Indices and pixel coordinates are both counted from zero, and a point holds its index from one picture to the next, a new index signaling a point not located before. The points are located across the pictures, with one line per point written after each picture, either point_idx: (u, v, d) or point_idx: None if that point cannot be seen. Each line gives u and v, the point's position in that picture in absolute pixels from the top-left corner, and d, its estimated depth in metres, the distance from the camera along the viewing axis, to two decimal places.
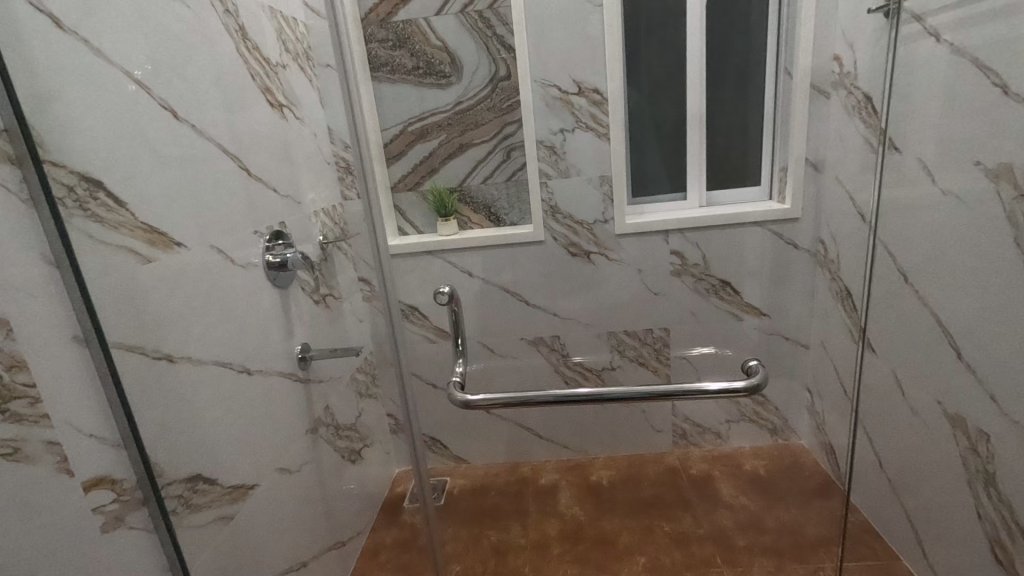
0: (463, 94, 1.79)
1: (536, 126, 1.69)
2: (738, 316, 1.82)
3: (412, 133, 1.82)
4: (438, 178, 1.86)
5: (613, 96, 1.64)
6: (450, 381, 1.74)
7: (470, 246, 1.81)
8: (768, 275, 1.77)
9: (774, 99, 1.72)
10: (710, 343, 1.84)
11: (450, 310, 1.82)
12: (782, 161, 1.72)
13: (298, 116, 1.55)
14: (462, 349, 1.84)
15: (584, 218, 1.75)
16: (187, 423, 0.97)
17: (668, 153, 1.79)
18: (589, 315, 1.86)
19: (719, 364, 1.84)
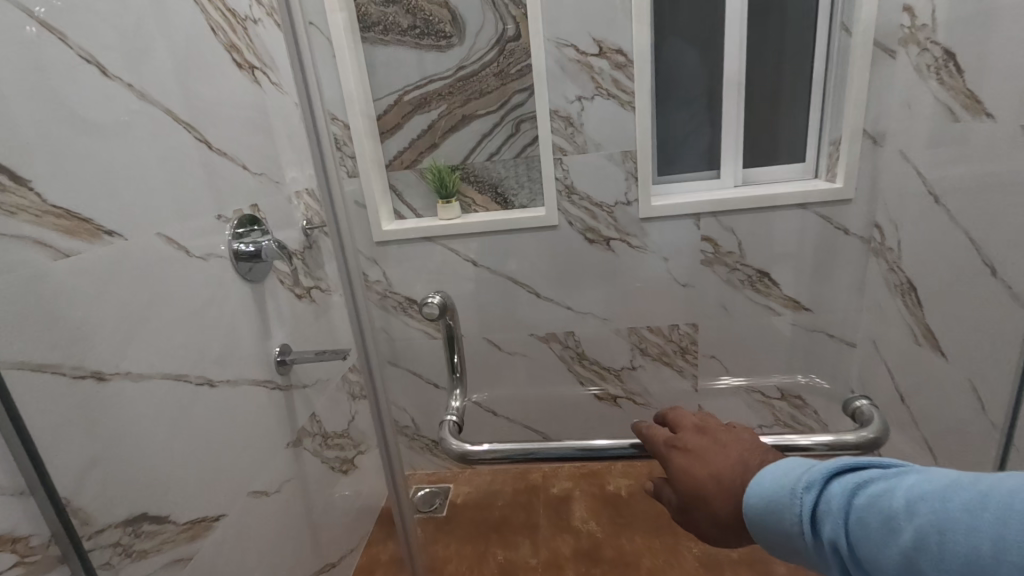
0: (466, 58, 1.56)
1: (551, 94, 1.47)
2: (776, 311, 1.62)
3: (409, 103, 1.61)
4: (438, 155, 1.66)
5: (640, 58, 1.41)
6: (444, 427, 1.49)
7: (475, 231, 1.61)
8: (812, 266, 1.56)
9: (827, 61, 1.48)
10: (740, 340, 1.66)
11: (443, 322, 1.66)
12: (834, 134, 1.49)
13: (277, 81, 1.34)
14: (458, 376, 1.68)
15: (604, 199, 1.54)
16: (126, 456, 0.79)
17: (700, 125, 1.57)
18: (607, 309, 1.66)
19: (748, 365, 1.68)
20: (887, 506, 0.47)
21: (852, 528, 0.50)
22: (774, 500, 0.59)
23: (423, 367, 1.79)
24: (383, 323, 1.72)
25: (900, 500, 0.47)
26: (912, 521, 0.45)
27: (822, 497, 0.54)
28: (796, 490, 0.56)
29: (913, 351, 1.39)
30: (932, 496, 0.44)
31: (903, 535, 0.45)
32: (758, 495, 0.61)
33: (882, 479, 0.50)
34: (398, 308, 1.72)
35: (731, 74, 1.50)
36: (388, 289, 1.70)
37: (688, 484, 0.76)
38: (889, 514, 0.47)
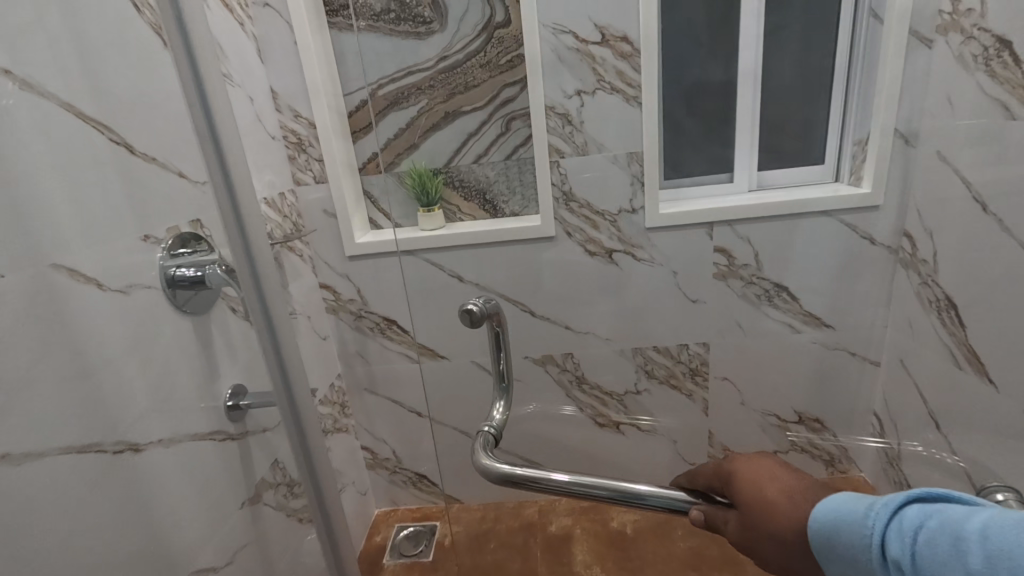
0: (448, 46, 1.37)
1: (546, 88, 1.29)
2: (794, 328, 1.47)
3: (384, 97, 1.41)
4: (419, 157, 1.46)
5: (647, 47, 1.24)
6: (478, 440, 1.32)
7: (461, 243, 1.42)
8: (833, 278, 1.42)
9: (853, 52, 1.33)
10: (757, 360, 1.51)
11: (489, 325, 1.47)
12: (862, 132, 1.34)
13: (225, 71, 1.13)
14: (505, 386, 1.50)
15: (605, 207, 1.37)
16: (4, 570, 0.59)
17: (712, 123, 1.41)
18: (611, 328, 1.49)
19: (763, 387, 1.54)
20: (963, 531, 0.42)
21: (919, 552, 0.44)
22: (840, 519, 0.53)
23: (405, 394, 1.61)
24: (357, 346, 1.55)
25: (978, 527, 0.42)
26: (989, 548, 0.40)
27: (897, 516, 0.48)
28: (872, 508, 0.50)
29: (951, 374, 1.25)
30: (1017, 526, 0.39)
31: (977, 562, 0.40)
32: (831, 513, 0.54)
33: (965, 508, 0.45)
34: (376, 329, 1.53)
35: (746, 65, 1.35)
36: (364, 308, 1.51)
37: (751, 497, 0.67)
38: (962, 537, 0.42)
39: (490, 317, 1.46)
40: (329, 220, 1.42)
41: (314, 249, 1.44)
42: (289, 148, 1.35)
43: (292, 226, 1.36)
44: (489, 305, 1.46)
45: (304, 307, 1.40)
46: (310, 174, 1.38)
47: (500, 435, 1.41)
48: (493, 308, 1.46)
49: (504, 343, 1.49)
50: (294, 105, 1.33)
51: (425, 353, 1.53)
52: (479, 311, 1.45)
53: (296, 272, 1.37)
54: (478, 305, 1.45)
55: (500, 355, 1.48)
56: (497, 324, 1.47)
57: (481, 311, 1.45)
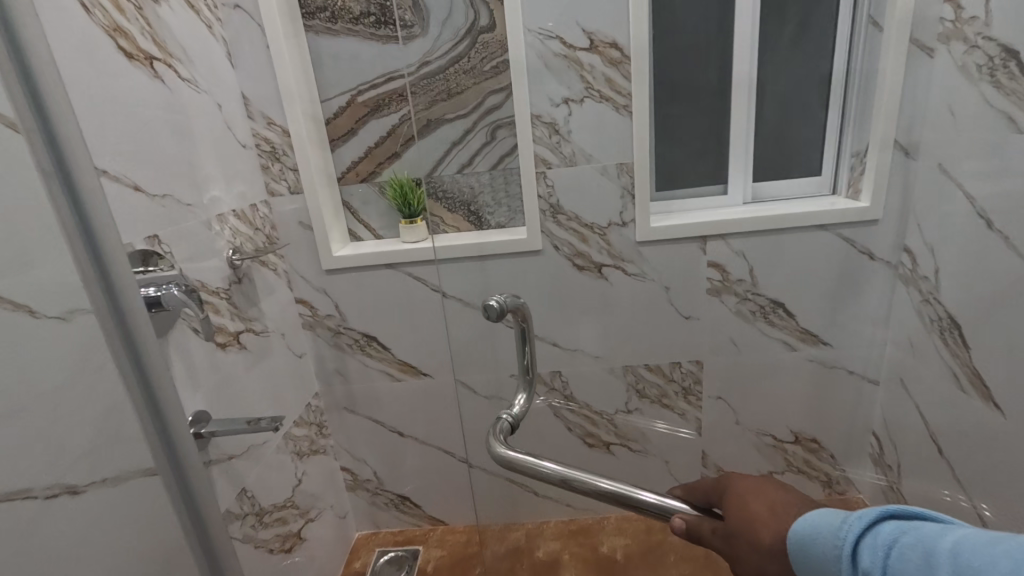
0: (430, 51, 1.28)
1: (532, 95, 1.24)
2: (791, 345, 1.41)
3: (364, 104, 1.36)
4: (400, 167, 1.41)
5: (638, 52, 1.18)
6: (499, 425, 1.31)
7: (444, 257, 1.36)
8: (830, 294, 1.36)
9: (851, 60, 1.28)
10: (753, 378, 1.45)
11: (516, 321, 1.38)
12: (859, 143, 1.30)
13: (190, 77, 1.06)
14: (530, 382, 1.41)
15: (594, 220, 1.31)
16: None
17: (707, 134, 1.36)
18: (601, 345, 1.43)
19: (759, 406, 1.48)
20: (934, 548, 0.39)
21: (891, 568, 0.42)
22: (817, 532, 0.49)
23: (386, 413, 1.53)
24: (336, 364, 1.48)
25: (950, 546, 0.39)
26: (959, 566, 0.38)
27: (870, 530, 0.44)
28: (846, 519, 0.47)
29: (954, 396, 1.20)
30: (991, 544, 0.37)
31: None
32: (808, 526, 0.51)
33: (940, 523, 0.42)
34: (355, 346, 1.46)
35: (741, 74, 1.30)
36: (342, 324, 1.44)
37: (739, 514, 0.63)
38: (934, 556, 0.39)
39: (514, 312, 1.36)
40: (306, 233, 1.35)
41: (290, 262, 1.37)
42: (263, 157, 1.28)
43: (266, 239, 1.29)
44: (513, 300, 1.36)
45: (279, 324, 1.32)
46: (285, 185, 1.31)
47: (518, 424, 1.37)
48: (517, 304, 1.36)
49: (528, 337, 1.40)
50: (267, 112, 1.26)
51: (406, 370, 1.48)
52: (503, 307, 1.33)
53: (271, 288, 1.30)
54: (501, 300, 1.34)
55: (525, 350, 1.39)
56: (521, 319, 1.38)
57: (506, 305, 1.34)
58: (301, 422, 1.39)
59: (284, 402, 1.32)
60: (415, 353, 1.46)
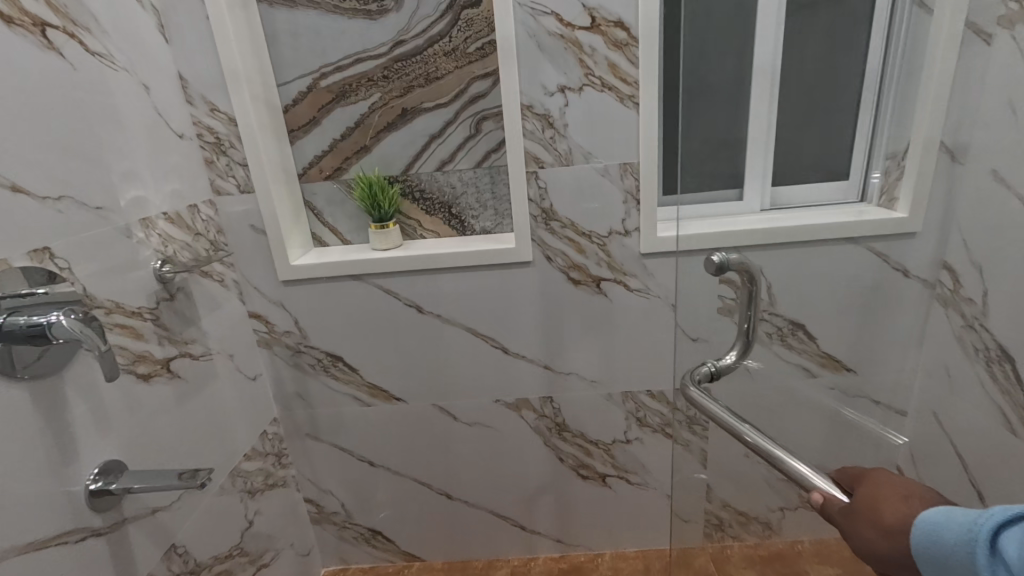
0: (404, 28, 1.12)
1: (522, 81, 1.04)
2: (812, 372, 1.25)
3: (327, 90, 1.17)
4: (370, 163, 1.22)
5: (648, 34, 1.00)
6: (700, 371, 1.13)
7: (419, 265, 1.18)
8: (854, 314, 1.21)
9: (888, 49, 1.08)
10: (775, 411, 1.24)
11: (743, 281, 1.14)
12: (897, 143, 1.11)
13: (103, 51, 0.87)
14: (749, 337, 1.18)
15: (592, 227, 1.14)
16: None
17: (721, 129, 1.17)
18: (597, 369, 1.27)
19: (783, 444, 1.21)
20: None
21: None
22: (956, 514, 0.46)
23: (354, 441, 1.36)
24: (296, 387, 1.30)
25: None
26: None
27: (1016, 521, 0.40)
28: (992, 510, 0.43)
29: (1001, 437, 1.04)
30: None
31: None
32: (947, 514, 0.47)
33: None
34: (318, 367, 1.28)
35: (763, 59, 1.12)
36: (303, 342, 1.26)
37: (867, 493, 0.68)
38: None
39: (739, 273, 1.13)
40: (258, 238, 1.16)
41: (240, 272, 1.19)
42: (206, 149, 1.09)
43: (211, 245, 1.11)
44: (742, 261, 1.12)
45: (226, 344, 1.14)
46: (233, 182, 1.12)
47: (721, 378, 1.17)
48: (743, 264, 1.12)
49: (756, 302, 1.16)
50: (209, 96, 1.06)
51: (378, 394, 1.30)
52: (726, 266, 1.11)
53: (216, 303, 1.12)
54: (725, 256, 1.12)
55: (749, 314, 1.15)
56: (749, 281, 1.13)
57: (730, 263, 1.12)
58: (252, 455, 1.22)
59: (232, 435, 1.14)
60: (387, 376, 1.29)
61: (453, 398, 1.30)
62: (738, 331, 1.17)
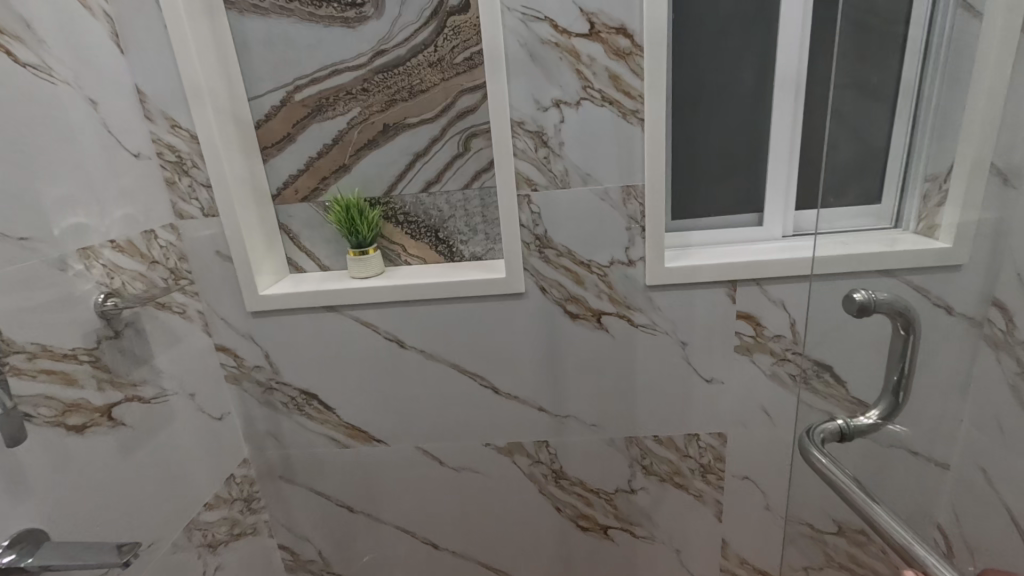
0: (386, 38, 1.02)
1: (511, 95, 0.93)
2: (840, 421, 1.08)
3: (303, 104, 1.07)
4: (349, 183, 1.11)
5: (654, 43, 0.88)
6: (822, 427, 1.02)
7: (398, 296, 1.06)
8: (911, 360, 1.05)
9: (927, 61, 0.95)
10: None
11: (894, 324, 1.00)
12: (937, 164, 0.98)
13: (38, 62, 0.78)
14: (897, 391, 1.03)
15: (590, 256, 1.02)
16: None
17: (737, 148, 1.06)
18: (597, 413, 1.14)
19: (808, 499, 1.08)
20: None
21: None
22: None
23: (332, 485, 1.24)
24: (268, 426, 1.19)
25: None
26: None
27: None
28: None
29: None
30: None
31: None
32: None
33: None
34: (291, 406, 1.17)
35: (786, 69, 1.00)
36: (275, 378, 1.15)
37: None
38: None
39: (888, 314, 0.99)
40: (225, 264, 1.06)
41: (205, 301, 1.08)
42: (166, 169, 1.00)
43: (171, 274, 1.02)
44: (891, 300, 0.99)
45: (186, 382, 1.03)
46: (196, 206, 1.02)
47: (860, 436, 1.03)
48: (893, 303, 0.99)
49: (910, 354, 1.03)
50: (169, 111, 0.96)
51: (356, 435, 1.19)
52: (871, 304, 0.99)
53: (175, 337, 1.01)
54: (868, 295, 0.99)
55: (902, 366, 1.02)
56: (903, 325, 1.00)
57: (876, 303, 0.99)
58: (215, 503, 1.10)
59: (189, 484, 1.02)
60: (366, 416, 1.17)
61: (439, 440, 1.18)
62: (877, 378, 1.02)
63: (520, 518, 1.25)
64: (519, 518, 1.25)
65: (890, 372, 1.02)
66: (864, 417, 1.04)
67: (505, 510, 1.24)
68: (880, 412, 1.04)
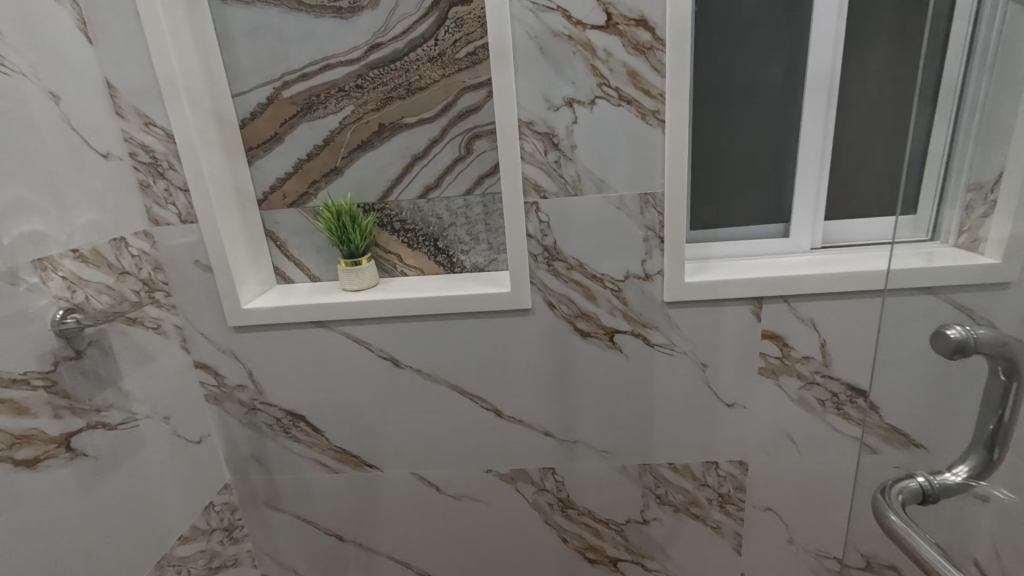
0: (382, 30, 0.94)
1: (519, 93, 0.85)
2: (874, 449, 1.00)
3: (291, 102, 0.98)
4: (341, 188, 1.03)
5: (677, 36, 0.80)
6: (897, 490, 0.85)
7: (393, 311, 0.97)
8: None
9: (974, 60, 0.87)
10: (827, 482, 1.06)
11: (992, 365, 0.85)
12: (983, 173, 0.90)
13: None
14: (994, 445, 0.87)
15: (604, 269, 0.93)
16: None
17: (762, 153, 0.98)
18: (608, 438, 1.05)
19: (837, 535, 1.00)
20: None
21: None
22: None
23: (320, 512, 1.15)
24: (252, 449, 1.10)
25: None
26: None
27: None
28: None
29: None
30: None
31: None
32: None
33: None
34: (276, 427, 1.08)
35: (819, 68, 0.91)
36: (259, 398, 1.06)
37: None
38: None
39: (990, 356, 0.85)
40: (204, 275, 0.97)
41: (183, 315, 1.00)
42: (140, 171, 0.91)
43: (144, 286, 0.93)
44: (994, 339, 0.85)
45: (160, 404, 0.95)
46: (173, 211, 0.93)
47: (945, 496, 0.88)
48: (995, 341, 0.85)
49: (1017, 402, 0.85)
50: (142, 107, 0.88)
51: (346, 459, 1.10)
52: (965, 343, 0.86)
53: (147, 355, 0.92)
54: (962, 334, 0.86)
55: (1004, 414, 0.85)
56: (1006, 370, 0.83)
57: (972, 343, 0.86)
58: (191, 535, 1.01)
59: (161, 517, 0.93)
60: (358, 439, 1.08)
61: (436, 466, 1.09)
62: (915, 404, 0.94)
63: (523, 550, 1.16)
64: (522, 549, 1.16)
65: (985, 420, 0.86)
66: (951, 475, 0.89)
67: (507, 540, 1.15)
68: (971, 469, 0.88)
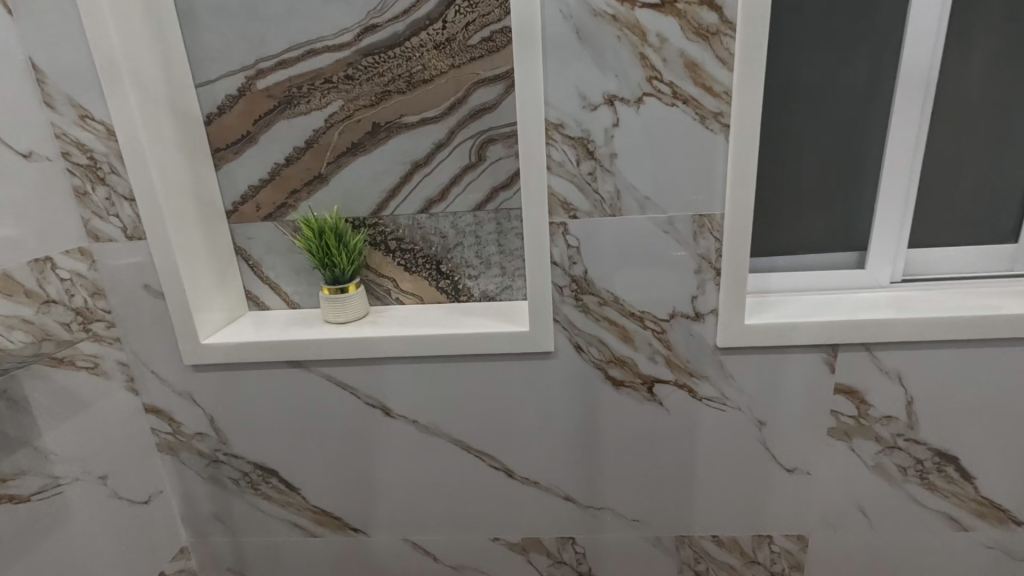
0: (380, 9, 0.77)
1: (548, 88, 0.68)
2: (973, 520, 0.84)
3: (268, 95, 0.81)
4: (327, 199, 0.86)
5: (751, 17, 0.63)
6: None
7: (384, 351, 0.80)
8: None
9: None
10: (903, 563, 0.88)
11: None
12: None
13: None
14: None
15: (644, 306, 0.76)
16: None
17: (837, 168, 0.81)
18: (640, 505, 0.87)
19: None
20: None
21: None
22: None
23: None
24: (214, 507, 0.92)
25: None
26: None
27: None
28: None
29: None
30: None
31: None
32: None
33: None
34: (243, 483, 0.90)
35: (914, 66, 0.74)
36: (222, 449, 0.88)
37: None
38: None
39: None
40: (155, 303, 0.80)
41: (130, 350, 0.82)
42: (75, 175, 0.74)
43: (77, 317, 0.75)
44: None
45: (95, 461, 0.77)
46: (117, 225, 0.76)
47: None
48: None
49: None
50: (77, 96, 0.71)
51: (325, 521, 0.92)
52: None
53: (80, 403, 0.75)
54: None
55: None
56: None
57: None
58: None
59: None
60: (340, 499, 0.90)
61: (433, 532, 0.91)
62: None
63: None
64: None
65: None
66: None
67: None
68: None
